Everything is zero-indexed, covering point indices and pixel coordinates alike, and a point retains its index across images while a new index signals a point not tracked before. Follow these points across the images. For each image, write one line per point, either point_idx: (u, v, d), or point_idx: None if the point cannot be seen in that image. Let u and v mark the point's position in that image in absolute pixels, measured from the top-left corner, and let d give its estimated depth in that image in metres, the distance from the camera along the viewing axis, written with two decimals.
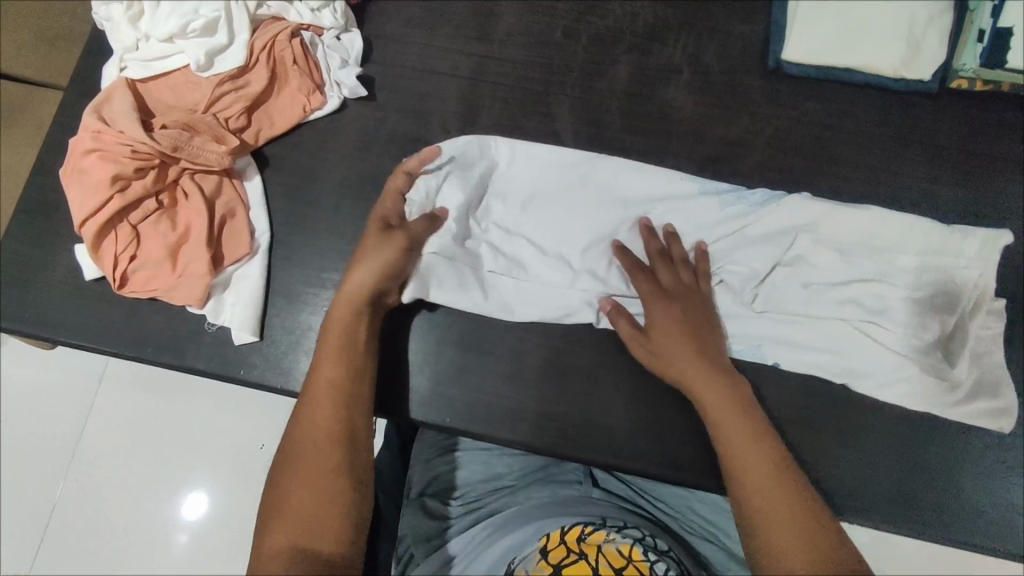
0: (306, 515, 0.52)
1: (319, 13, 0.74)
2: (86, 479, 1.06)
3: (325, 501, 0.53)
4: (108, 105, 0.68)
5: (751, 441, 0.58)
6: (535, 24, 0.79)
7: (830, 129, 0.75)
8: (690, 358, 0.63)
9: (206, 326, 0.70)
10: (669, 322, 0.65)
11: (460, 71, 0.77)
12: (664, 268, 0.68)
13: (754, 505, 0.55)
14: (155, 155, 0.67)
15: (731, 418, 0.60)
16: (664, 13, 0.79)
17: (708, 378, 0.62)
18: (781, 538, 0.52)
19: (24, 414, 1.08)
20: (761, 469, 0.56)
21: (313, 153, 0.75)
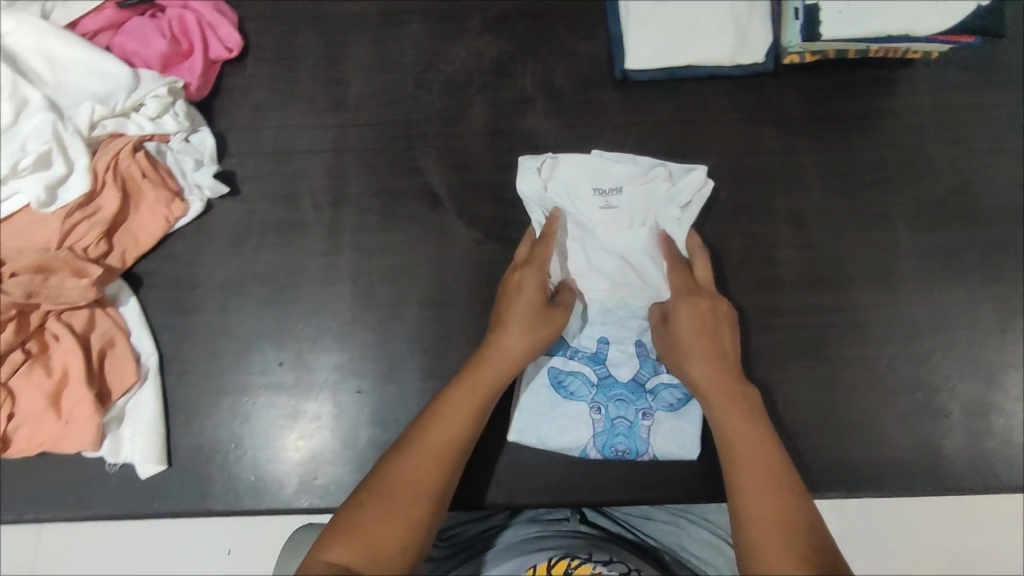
0: (370, 539, 0.48)
1: (159, 121, 0.72)
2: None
3: (469, 426, 0.58)
4: None
5: (780, 473, 0.55)
6: (384, 83, 0.79)
7: (688, 125, 0.77)
8: (709, 375, 0.62)
9: (108, 466, 0.66)
10: (695, 331, 0.65)
11: (319, 145, 0.76)
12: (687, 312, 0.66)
13: (751, 494, 0.53)
14: (11, 306, 0.64)
15: (468, 399, 0.59)
16: (508, 47, 0.80)
17: (753, 431, 0.58)
18: (777, 516, 0.51)
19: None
20: (760, 465, 0.55)
21: (189, 261, 0.73)
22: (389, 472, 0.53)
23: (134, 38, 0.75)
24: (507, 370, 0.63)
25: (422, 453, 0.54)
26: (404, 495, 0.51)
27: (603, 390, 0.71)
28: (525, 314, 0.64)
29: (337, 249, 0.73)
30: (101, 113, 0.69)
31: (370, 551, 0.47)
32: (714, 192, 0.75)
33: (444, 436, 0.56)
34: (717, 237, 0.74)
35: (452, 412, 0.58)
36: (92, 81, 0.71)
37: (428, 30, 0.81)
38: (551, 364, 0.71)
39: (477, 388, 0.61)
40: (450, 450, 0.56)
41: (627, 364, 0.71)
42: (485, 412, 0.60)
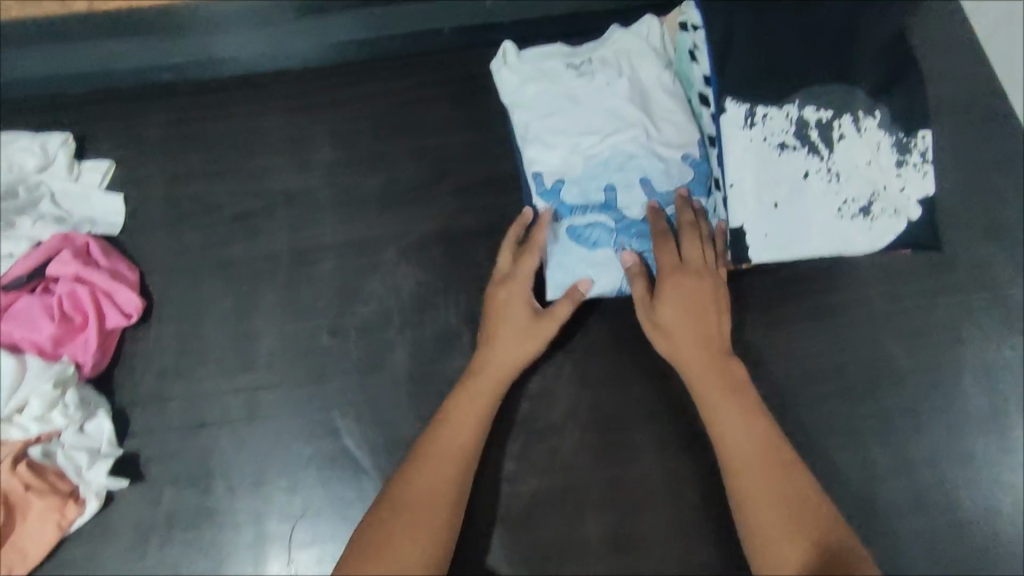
0: (403, 542, 0.57)
1: (46, 419, 0.65)
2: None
3: (471, 435, 0.64)
4: None
5: (771, 446, 0.59)
6: (299, 331, 0.74)
7: (626, 347, 0.72)
8: (733, 418, 0.60)
9: None
10: (699, 355, 0.63)
11: (231, 412, 0.71)
12: (689, 240, 0.64)
13: (746, 501, 0.58)
14: None
15: (473, 423, 0.65)
16: (428, 277, 0.75)
17: (744, 413, 0.61)
18: (765, 513, 0.56)
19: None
20: (748, 450, 0.59)
21: (89, 568, 0.66)
22: (397, 495, 0.60)
23: (22, 322, 0.70)
24: (482, 419, 0.65)
25: (414, 499, 0.60)
26: (423, 495, 0.60)
27: (623, 231, 0.71)
28: (518, 352, 0.67)
29: (258, 533, 0.67)
30: None
31: (416, 538, 0.58)
32: (660, 424, 0.70)
33: (452, 441, 0.63)
34: (670, 477, 0.69)
35: (449, 429, 0.64)
36: None
37: (341, 267, 0.76)
38: (565, 224, 0.72)
39: (476, 399, 0.65)
40: (460, 454, 0.63)
41: (637, 204, 0.71)
42: (480, 424, 0.65)
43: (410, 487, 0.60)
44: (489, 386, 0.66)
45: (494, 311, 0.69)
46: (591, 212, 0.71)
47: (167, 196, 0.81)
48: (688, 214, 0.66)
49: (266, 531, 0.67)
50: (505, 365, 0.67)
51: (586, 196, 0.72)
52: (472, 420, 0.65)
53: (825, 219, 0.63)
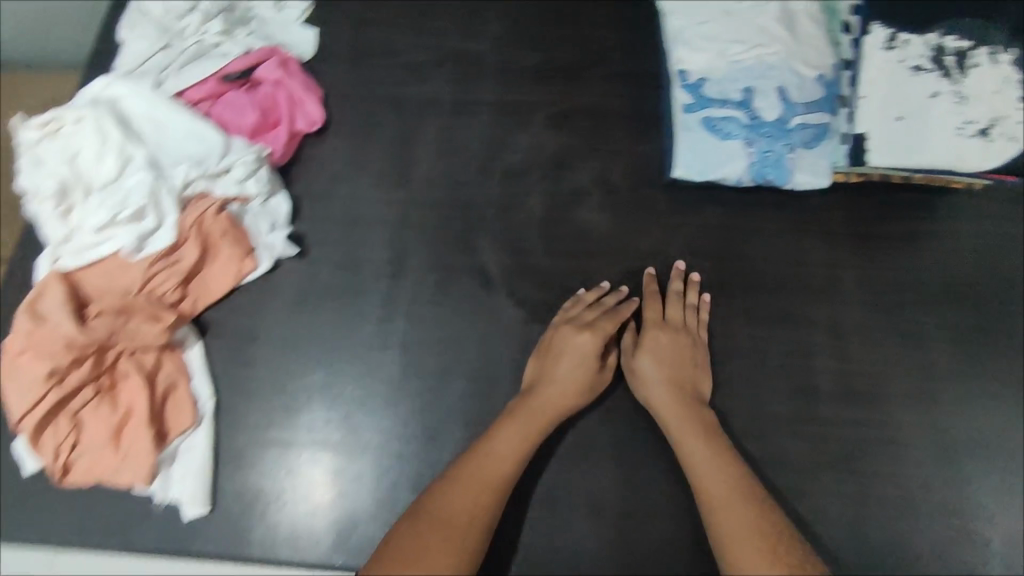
0: (445, 544, 0.57)
1: (244, 184, 0.78)
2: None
3: (510, 466, 0.65)
4: (41, 301, 0.69)
5: (738, 496, 0.62)
6: (452, 166, 0.85)
7: (734, 229, 0.81)
8: (701, 451, 0.66)
9: (154, 504, 0.71)
10: (671, 397, 0.70)
11: (385, 218, 0.82)
12: (673, 304, 0.77)
13: (730, 540, 0.59)
14: (92, 345, 0.69)
15: (510, 435, 0.67)
16: (569, 143, 0.86)
17: (727, 475, 0.64)
18: (748, 551, 0.57)
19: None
20: (715, 482, 0.64)
21: (252, 315, 0.78)
22: (432, 504, 0.60)
23: (228, 107, 0.82)
24: (523, 446, 0.67)
25: (464, 484, 0.62)
26: (466, 516, 0.60)
27: (754, 128, 0.79)
28: (557, 396, 0.70)
29: (394, 316, 0.77)
30: (194, 174, 0.76)
31: (451, 552, 0.56)
32: (754, 298, 0.78)
33: (507, 458, 0.65)
34: (754, 341, 0.76)
35: (508, 432, 0.67)
36: (192, 144, 0.78)
37: (494, 121, 0.88)
38: (701, 115, 0.81)
39: (509, 426, 0.67)
40: (496, 480, 0.64)
41: (772, 108, 0.80)
42: (527, 452, 0.67)
43: (436, 495, 0.61)
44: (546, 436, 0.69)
45: (532, 374, 0.73)
46: (729, 108, 0.81)
47: (353, 39, 0.93)
48: (654, 284, 0.78)
49: (402, 314, 0.78)
50: (564, 402, 0.70)
51: (725, 93, 0.81)
52: (521, 446, 0.67)
53: (943, 135, 0.75)
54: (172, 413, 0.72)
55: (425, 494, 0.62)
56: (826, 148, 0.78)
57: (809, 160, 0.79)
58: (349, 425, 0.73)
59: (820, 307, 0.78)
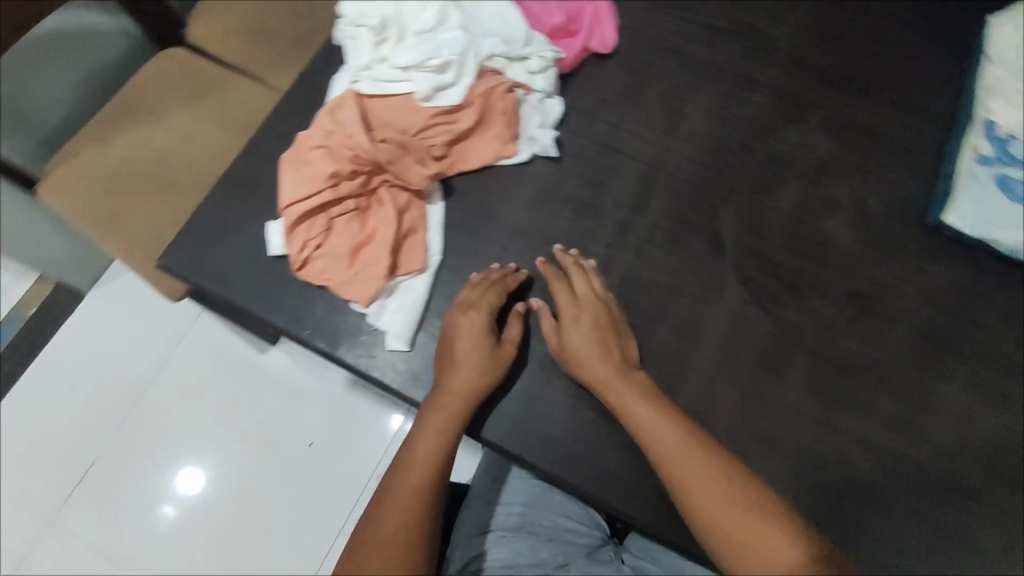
0: (392, 551, 0.58)
1: (534, 77, 0.82)
2: (116, 435, 1.27)
3: (431, 475, 0.63)
4: (339, 111, 0.76)
5: (717, 475, 0.59)
6: (717, 131, 0.85)
7: (982, 297, 0.77)
8: (649, 415, 0.65)
9: (365, 325, 0.77)
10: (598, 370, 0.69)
11: (638, 156, 0.84)
12: (580, 279, 0.75)
13: (717, 530, 0.57)
14: (370, 164, 0.76)
15: (433, 438, 0.66)
16: (838, 151, 0.84)
17: (665, 437, 0.63)
18: (758, 543, 0.55)
19: (134, 373, 1.30)
20: (695, 471, 0.60)
21: (493, 195, 0.81)
22: (387, 501, 0.61)
23: (539, 3, 0.85)
24: (444, 439, 0.66)
25: (396, 496, 0.62)
26: (405, 522, 0.60)
27: None
28: (462, 384, 0.69)
29: (619, 247, 0.80)
30: (498, 51, 0.80)
31: (399, 552, 0.58)
32: (981, 369, 0.75)
33: (419, 468, 0.64)
34: (965, 411, 0.73)
35: (429, 435, 0.66)
36: (501, 24, 0.82)
37: (771, 105, 0.87)
38: (998, 171, 0.79)
39: (430, 427, 0.67)
40: (423, 481, 0.63)
41: None
42: (448, 454, 0.66)
43: (382, 494, 0.62)
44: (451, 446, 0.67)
45: (441, 356, 0.72)
46: None
47: None
48: (552, 265, 0.77)
49: (627, 250, 0.80)
50: (462, 392, 0.69)
51: None
52: (439, 438, 0.66)
53: None
54: (406, 251, 0.77)
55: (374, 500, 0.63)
56: None
57: None
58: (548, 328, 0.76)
59: None
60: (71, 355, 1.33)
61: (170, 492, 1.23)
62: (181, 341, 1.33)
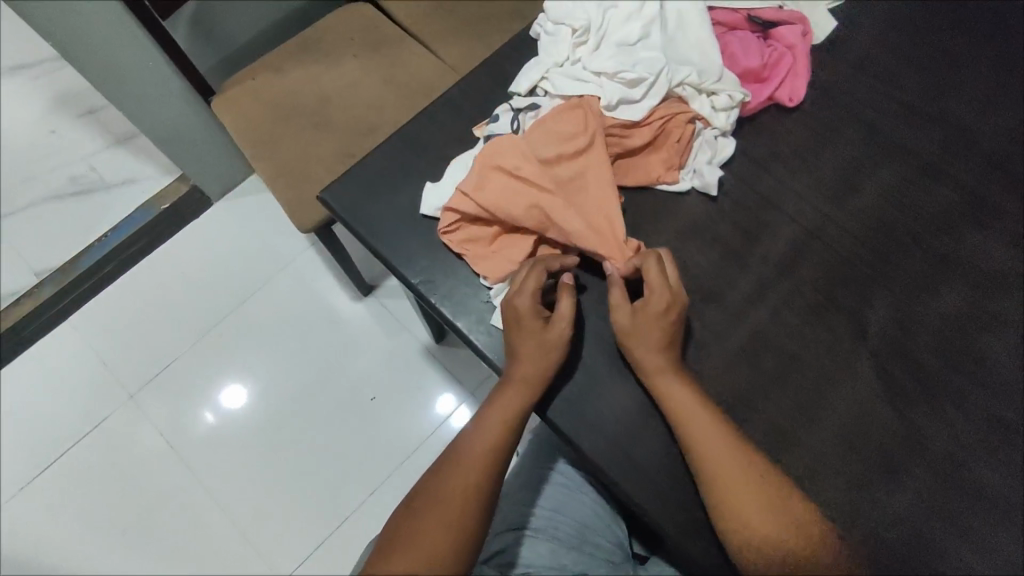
0: (438, 526, 0.62)
1: (716, 114, 0.82)
2: (213, 338, 1.42)
3: (493, 447, 0.68)
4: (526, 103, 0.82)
5: (733, 450, 0.64)
6: (889, 214, 0.81)
7: None
8: (700, 429, 0.65)
9: (488, 305, 0.78)
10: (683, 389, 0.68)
11: (798, 219, 0.82)
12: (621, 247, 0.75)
13: (734, 487, 0.62)
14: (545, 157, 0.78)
15: (493, 420, 0.70)
16: (1020, 270, 0.78)
17: (697, 409, 0.66)
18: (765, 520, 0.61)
19: (245, 286, 1.47)
20: (721, 453, 0.64)
21: (643, 218, 0.82)
22: (442, 476, 0.66)
23: (739, 45, 0.85)
24: (504, 429, 0.69)
25: (453, 469, 0.66)
26: (451, 498, 0.64)
27: None
28: (523, 355, 0.71)
29: (755, 301, 0.78)
30: (691, 80, 0.80)
31: (445, 528, 0.62)
32: None
33: (479, 446, 0.68)
34: None
35: (494, 419, 0.70)
36: (697, 54, 0.83)
37: (958, 203, 0.81)
38: None
39: (495, 412, 0.70)
40: (480, 462, 0.67)
41: None
42: (511, 442, 0.69)
43: (436, 473, 0.66)
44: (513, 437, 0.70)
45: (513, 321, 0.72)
46: None
47: (865, 49, 0.91)
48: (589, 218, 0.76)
49: (763, 306, 0.78)
50: (529, 382, 0.71)
51: None
52: (502, 429, 0.69)
53: None
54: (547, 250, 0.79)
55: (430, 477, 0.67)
56: None
57: None
58: None
59: None
60: (201, 256, 1.50)
61: (213, 400, 1.37)
62: (287, 267, 1.48)
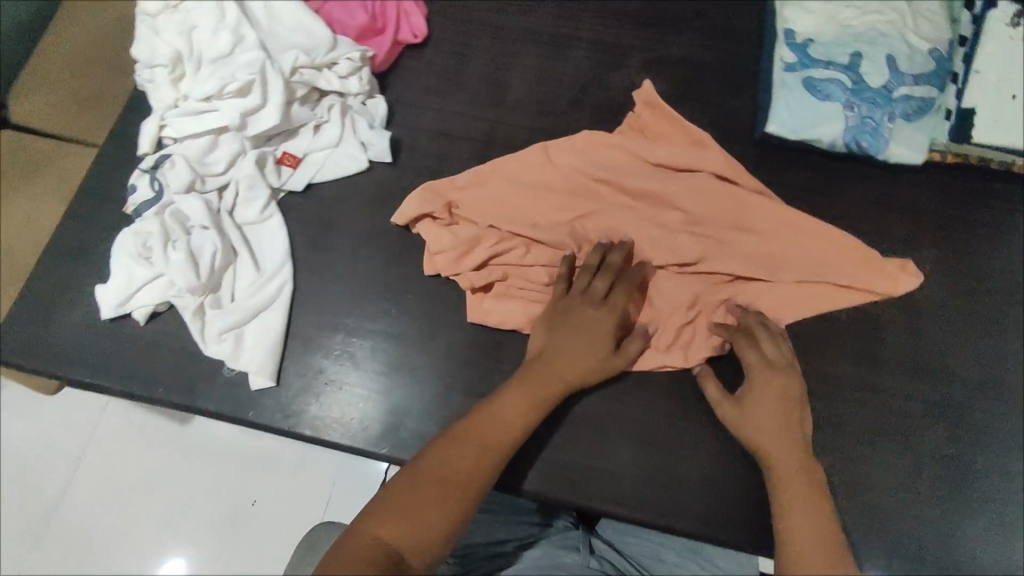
0: (421, 501, 0.55)
1: (347, 82, 0.80)
2: (42, 557, 1.06)
3: (507, 432, 0.63)
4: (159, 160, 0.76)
5: (811, 481, 0.62)
6: (543, 94, 0.86)
7: (820, 195, 0.80)
8: (773, 452, 0.64)
9: (222, 369, 0.73)
10: (769, 410, 0.65)
11: (473, 136, 0.83)
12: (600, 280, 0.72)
13: (796, 533, 0.58)
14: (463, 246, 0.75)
15: (519, 402, 0.64)
16: (661, 89, 0.86)
17: (791, 461, 0.63)
18: (808, 545, 0.57)
19: (49, 481, 1.10)
20: (793, 493, 0.61)
21: (334, 206, 0.80)
22: (441, 449, 0.60)
23: (339, 7, 0.84)
24: (531, 402, 0.65)
25: (444, 446, 0.60)
26: (459, 470, 0.58)
27: (858, 93, 0.79)
28: (575, 349, 0.67)
29: None
30: (302, 62, 0.78)
31: (437, 500, 0.56)
32: None
33: (495, 427, 0.62)
34: None
35: (514, 399, 0.64)
36: (300, 35, 0.80)
37: (591, 58, 0.87)
38: (804, 74, 0.81)
39: (520, 395, 0.65)
40: (496, 444, 0.61)
41: (879, 73, 0.79)
42: (530, 424, 0.64)
43: (440, 445, 0.60)
44: (530, 420, 0.64)
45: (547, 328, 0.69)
46: (837, 69, 0.80)
47: None
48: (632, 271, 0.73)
49: None
50: (577, 368, 0.67)
51: (833, 54, 0.81)
52: (528, 414, 0.64)
53: None
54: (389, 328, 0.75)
55: (419, 452, 0.61)
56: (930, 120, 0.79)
57: (903, 137, 0.78)
58: (414, 325, 0.75)
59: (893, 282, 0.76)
60: None
61: None
62: (101, 429, 1.12)
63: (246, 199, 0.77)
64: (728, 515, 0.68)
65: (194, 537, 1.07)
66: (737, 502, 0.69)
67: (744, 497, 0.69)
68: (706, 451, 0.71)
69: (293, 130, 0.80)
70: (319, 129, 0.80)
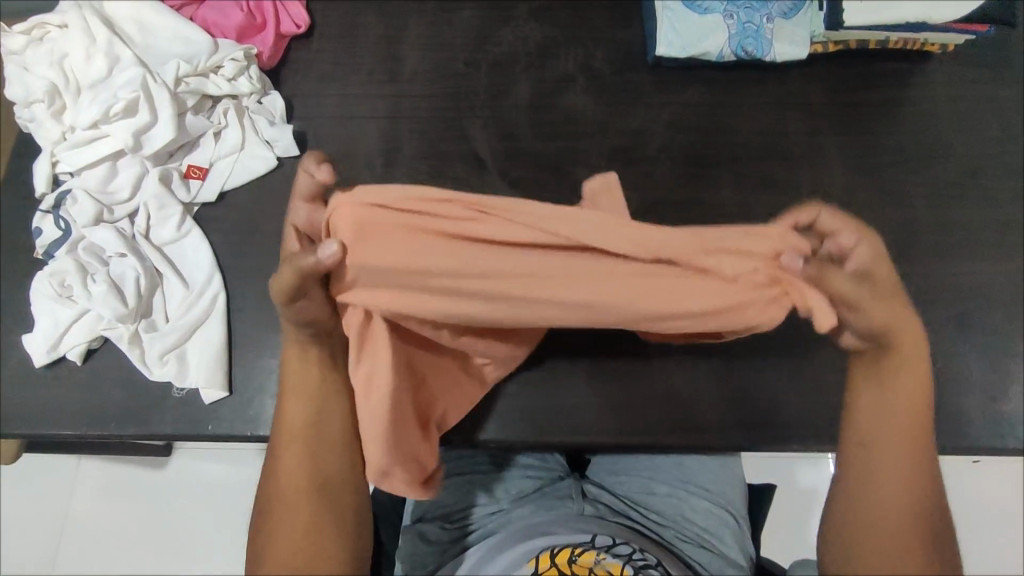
0: (298, 525, 0.57)
1: (236, 83, 0.79)
2: None
3: (309, 419, 0.59)
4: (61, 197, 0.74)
5: (920, 434, 0.57)
6: (438, 60, 0.86)
7: (720, 106, 0.83)
8: (907, 391, 0.56)
9: (172, 391, 0.72)
10: (915, 353, 0.55)
11: (377, 114, 0.83)
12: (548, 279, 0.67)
13: (881, 496, 0.56)
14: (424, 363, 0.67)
15: (300, 400, 0.59)
16: (551, 33, 0.87)
17: (913, 399, 0.56)
18: (912, 488, 0.56)
19: (42, 548, 1.08)
20: (915, 445, 0.57)
21: (252, 209, 0.79)
22: (275, 470, 0.60)
23: (214, 11, 0.83)
24: (310, 389, 0.59)
25: (276, 463, 0.60)
26: (303, 479, 0.59)
27: (733, 1, 0.82)
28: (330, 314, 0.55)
29: None
30: (185, 70, 0.76)
31: (309, 512, 0.58)
32: (743, 166, 0.80)
33: (303, 419, 0.59)
34: (743, 205, 0.79)
35: (296, 402, 0.59)
36: (177, 45, 0.79)
37: (477, 15, 0.88)
38: None
39: (292, 394, 0.60)
40: (305, 433, 0.59)
41: None
42: (333, 404, 0.59)
43: (271, 468, 0.60)
44: (336, 396, 0.60)
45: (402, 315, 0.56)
46: None
47: None
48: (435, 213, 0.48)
49: None
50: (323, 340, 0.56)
51: None
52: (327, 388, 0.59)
53: None
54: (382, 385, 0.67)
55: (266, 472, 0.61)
56: (807, 14, 0.82)
57: (786, 35, 0.81)
58: None
59: (801, 175, 0.80)
60: None
61: None
62: (81, 485, 1.10)
63: (158, 217, 0.75)
64: (689, 422, 0.71)
65: (192, 570, 1.06)
66: (695, 407, 0.72)
67: (700, 401, 0.72)
68: (657, 367, 0.73)
69: (193, 141, 0.79)
70: (219, 135, 0.79)
